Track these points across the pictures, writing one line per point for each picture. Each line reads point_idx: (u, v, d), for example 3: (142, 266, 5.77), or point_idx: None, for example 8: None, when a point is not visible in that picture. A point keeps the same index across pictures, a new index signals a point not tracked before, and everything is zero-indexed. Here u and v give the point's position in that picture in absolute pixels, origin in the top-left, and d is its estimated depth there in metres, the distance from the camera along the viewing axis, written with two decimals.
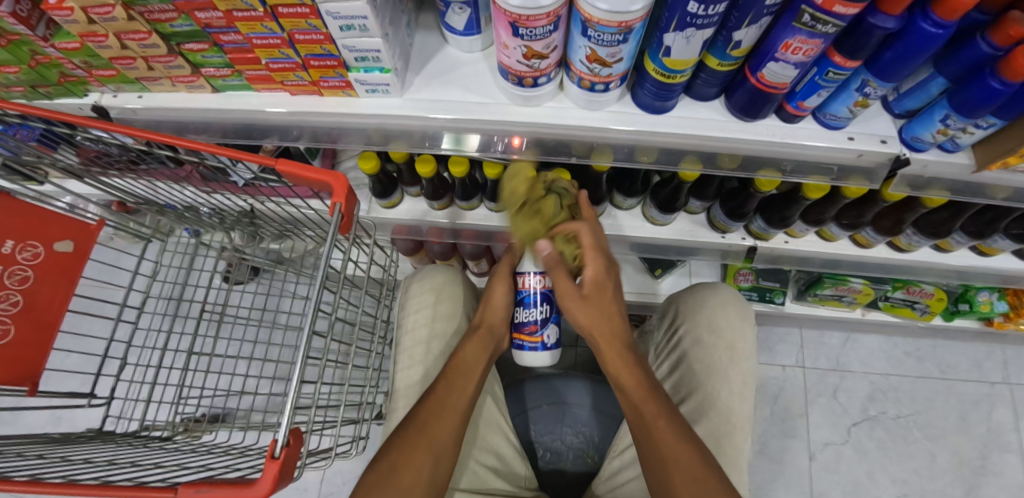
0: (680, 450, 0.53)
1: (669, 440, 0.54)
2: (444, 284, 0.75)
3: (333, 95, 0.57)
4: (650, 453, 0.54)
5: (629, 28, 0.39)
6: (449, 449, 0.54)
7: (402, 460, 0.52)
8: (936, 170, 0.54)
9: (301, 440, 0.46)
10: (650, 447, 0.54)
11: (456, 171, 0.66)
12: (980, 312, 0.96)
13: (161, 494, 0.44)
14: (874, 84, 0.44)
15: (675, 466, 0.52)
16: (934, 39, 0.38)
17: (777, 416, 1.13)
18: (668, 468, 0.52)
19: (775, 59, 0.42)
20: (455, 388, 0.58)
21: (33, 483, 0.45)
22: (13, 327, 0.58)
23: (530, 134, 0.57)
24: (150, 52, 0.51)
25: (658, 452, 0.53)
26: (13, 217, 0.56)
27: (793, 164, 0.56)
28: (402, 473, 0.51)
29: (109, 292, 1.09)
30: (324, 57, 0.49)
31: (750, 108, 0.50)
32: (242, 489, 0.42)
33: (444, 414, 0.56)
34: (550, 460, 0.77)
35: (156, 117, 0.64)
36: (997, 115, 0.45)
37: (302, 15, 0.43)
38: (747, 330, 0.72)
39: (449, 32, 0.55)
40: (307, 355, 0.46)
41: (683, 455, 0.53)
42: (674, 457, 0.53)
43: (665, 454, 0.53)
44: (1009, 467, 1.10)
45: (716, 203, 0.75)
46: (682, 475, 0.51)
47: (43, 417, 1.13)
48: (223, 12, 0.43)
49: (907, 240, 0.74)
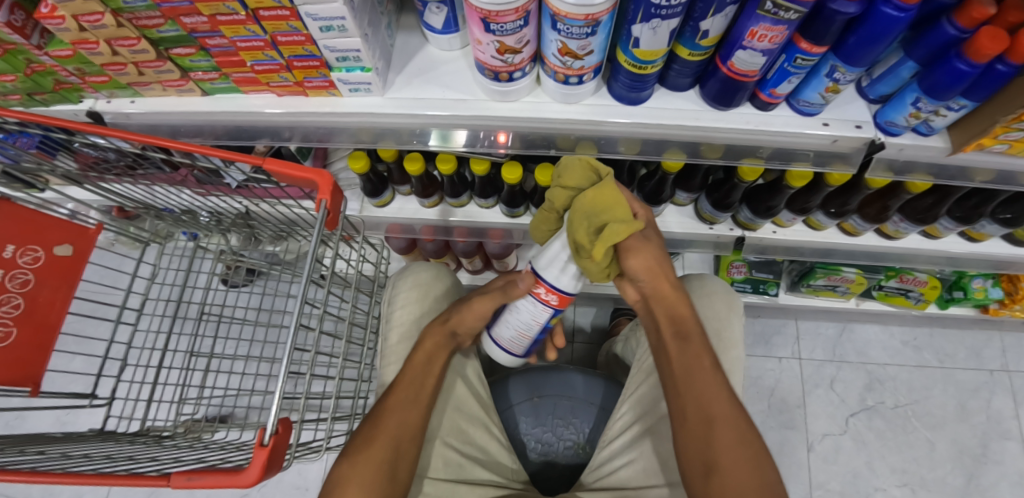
0: (731, 413, 0.52)
1: (721, 400, 0.53)
2: (430, 281, 0.76)
3: (318, 95, 0.58)
4: (696, 407, 0.53)
5: (596, 21, 0.40)
6: (408, 441, 0.56)
7: (363, 454, 0.52)
8: (912, 154, 0.55)
9: (290, 429, 0.47)
10: (699, 402, 0.53)
11: (444, 168, 0.68)
12: (975, 298, 0.96)
13: (154, 482, 0.46)
14: (843, 70, 0.45)
15: (720, 409, 0.52)
16: (896, 22, 0.38)
17: (774, 408, 1.13)
18: (715, 426, 0.51)
19: (742, 47, 0.43)
20: (416, 387, 0.60)
21: (36, 473, 0.48)
22: (15, 329, 0.59)
23: (513, 129, 0.58)
24: (139, 57, 0.53)
25: (706, 407, 0.52)
26: (12, 222, 0.58)
27: (771, 151, 0.57)
28: (360, 469, 0.51)
29: (112, 296, 1.12)
30: (306, 57, 0.50)
31: (723, 97, 0.51)
32: (231, 477, 0.44)
33: (407, 405, 0.58)
34: (540, 450, 0.78)
35: (149, 121, 0.66)
36: (967, 96, 0.45)
37: (283, 17, 0.45)
38: (733, 319, 0.72)
39: (428, 31, 0.56)
40: (294, 347, 0.47)
41: (734, 421, 0.51)
42: (718, 403, 0.52)
43: (715, 412, 0.52)
44: (1010, 455, 1.10)
45: (702, 194, 0.76)
46: (729, 436, 0.50)
47: (51, 419, 1.15)
48: (207, 16, 0.45)
49: (895, 227, 0.75)
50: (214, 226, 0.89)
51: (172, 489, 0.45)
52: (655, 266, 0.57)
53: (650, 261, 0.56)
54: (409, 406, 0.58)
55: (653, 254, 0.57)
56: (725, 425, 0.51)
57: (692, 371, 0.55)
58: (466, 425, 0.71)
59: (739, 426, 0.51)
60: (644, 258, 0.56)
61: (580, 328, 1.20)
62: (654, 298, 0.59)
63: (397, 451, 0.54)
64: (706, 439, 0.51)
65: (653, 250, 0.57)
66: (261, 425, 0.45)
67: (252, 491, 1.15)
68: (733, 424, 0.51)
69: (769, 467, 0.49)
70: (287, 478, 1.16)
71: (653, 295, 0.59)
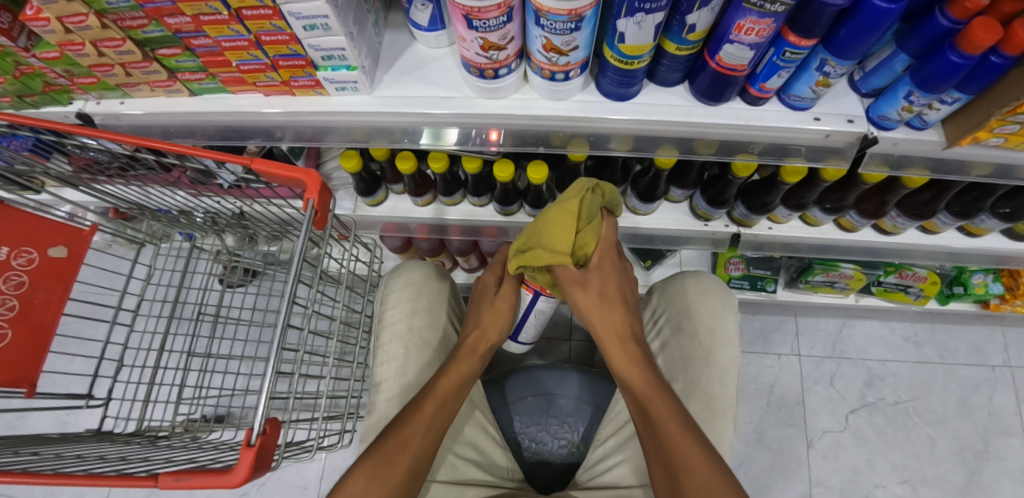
0: (692, 453, 0.52)
1: (683, 445, 0.53)
2: (423, 280, 0.76)
3: (305, 94, 0.58)
4: (657, 455, 0.54)
5: (580, 16, 0.39)
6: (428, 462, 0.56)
7: (384, 464, 0.53)
8: (906, 148, 0.54)
9: (278, 430, 0.47)
10: (659, 452, 0.54)
11: (436, 166, 0.67)
12: (975, 294, 0.95)
13: (142, 484, 0.46)
14: (832, 63, 0.44)
15: (678, 450, 0.53)
16: (887, 14, 0.37)
17: (773, 405, 1.13)
18: (676, 472, 0.51)
19: (730, 41, 0.43)
20: (444, 408, 0.59)
21: (26, 475, 0.48)
22: (10, 331, 0.59)
23: (504, 126, 0.57)
24: (126, 59, 0.52)
25: (665, 452, 0.53)
26: (8, 224, 0.58)
27: (763, 146, 0.57)
28: (380, 481, 0.51)
29: (110, 297, 1.12)
30: (291, 56, 0.50)
31: (713, 92, 0.50)
32: (218, 477, 0.43)
33: (431, 431, 0.57)
34: (534, 449, 0.77)
35: (139, 122, 0.66)
36: (961, 89, 0.44)
37: (265, 16, 0.44)
38: (728, 317, 0.71)
39: (415, 29, 0.56)
40: (281, 347, 0.47)
41: (699, 463, 0.51)
42: (676, 445, 0.53)
43: (674, 457, 0.53)
44: (1012, 451, 1.09)
45: (697, 191, 0.75)
46: (692, 479, 0.50)
47: (52, 420, 1.16)
48: (190, 17, 0.44)
49: (892, 222, 0.74)
50: (210, 226, 0.89)
51: (159, 490, 0.45)
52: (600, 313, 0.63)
53: (591, 299, 0.62)
54: (434, 431, 0.57)
55: (592, 297, 0.62)
56: (686, 469, 0.51)
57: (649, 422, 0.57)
58: (462, 424, 0.70)
59: (702, 466, 0.51)
60: (586, 300, 0.62)
61: (578, 326, 1.20)
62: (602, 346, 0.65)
63: (414, 473, 0.54)
64: (672, 487, 0.51)
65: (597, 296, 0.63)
66: (248, 426, 0.45)
67: (251, 490, 1.16)
68: (699, 467, 0.51)
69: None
70: (286, 477, 1.17)
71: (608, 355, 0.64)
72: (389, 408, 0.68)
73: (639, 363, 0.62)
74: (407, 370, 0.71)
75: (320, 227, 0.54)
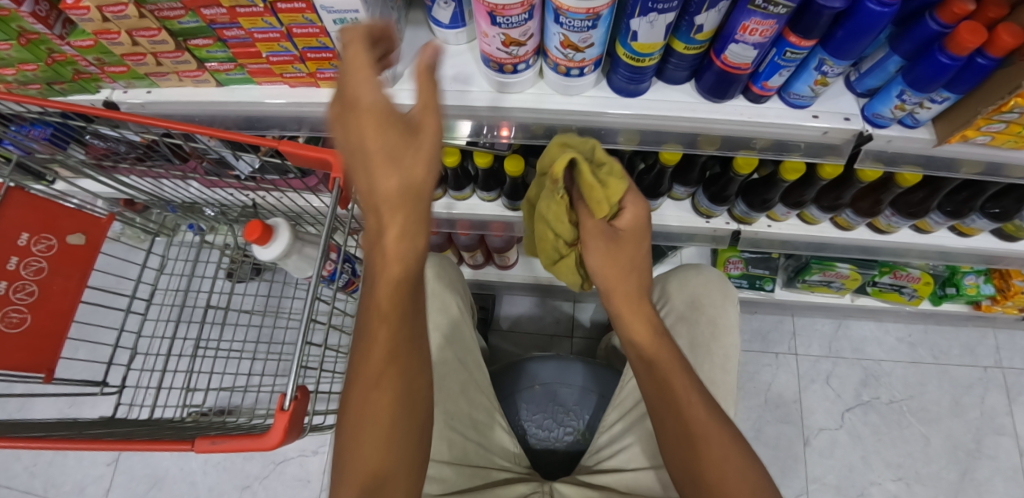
0: (714, 430, 0.53)
1: (706, 421, 0.54)
2: (435, 269, 0.79)
3: (329, 86, 0.61)
4: (678, 426, 0.54)
5: (597, 15, 0.42)
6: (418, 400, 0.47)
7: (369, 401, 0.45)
8: (899, 145, 0.57)
9: (308, 397, 0.49)
10: (681, 422, 0.54)
11: (449, 161, 0.70)
12: (967, 294, 0.99)
13: (178, 446, 0.48)
14: (830, 63, 0.47)
15: (703, 429, 0.53)
16: (880, 17, 0.40)
17: (771, 403, 1.15)
18: (699, 445, 0.52)
19: (735, 41, 0.45)
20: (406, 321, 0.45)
21: (57, 440, 0.49)
22: (30, 316, 0.58)
23: (516, 120, 0.60)
24: (159, 48, 0.55)
25: (688, 427, 0.54)
26: (23, 210, 0.57)
27: (765, 142, 0.59)
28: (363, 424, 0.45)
29: (120, 286, 1.14)
30: (320, 49, 0.53)
31: (718, 90, 0.53)
32: (254, 440, 0.46)
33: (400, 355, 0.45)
34: (541, 436, 0.80)
35: (163, 111, 0.68)
36: (949, 89, 0.48)
37: (299, 9, 0.47)
38: (730, 307, 0.74)
39: (436, 26, 0.59)
40: (312, 319, 0.49)
41: (719, 436, 0.53)
42: (700, 422, 0.54)
43: (697, 431, 0.53)
44: (1003, 451, 1.11)
45: (699, 189, 0.78)
46: (713, 453, 0.52)
47: (57, 408, 1.17)
48: (227, 8, 0.47)
49: (887, 221, 0.77)
50: (220, 217, 0.90)
51: (196, 453, 0.47)
52: (615, 278, 0.59)
53: (617, 266, 0.58)
54: (403, 357, 0.46)
55: (620, 261, 0.58)
56: (714, 450, 0.52)
57: (664, 390, 0.56)
58: (472, 407, 0.72)
59: (723, 438, 0.53)
60: (608, 259, 0.58)
61: (579, 323, 1.23)
62: (619, 315, 0.60)
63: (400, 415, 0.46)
64: (692, 458, 0.52)
65: (618, 252, 0.58)
66: (280, 391, 0.46)
67: (254, 483, 1.17)
68: (721, 436, 0.53)
69: (755, 480, 0.51)
70: (289, 470, 1.18)
71: (616, 314, 0.61)
72: None
73: (653, 327, 0.59)
74: None
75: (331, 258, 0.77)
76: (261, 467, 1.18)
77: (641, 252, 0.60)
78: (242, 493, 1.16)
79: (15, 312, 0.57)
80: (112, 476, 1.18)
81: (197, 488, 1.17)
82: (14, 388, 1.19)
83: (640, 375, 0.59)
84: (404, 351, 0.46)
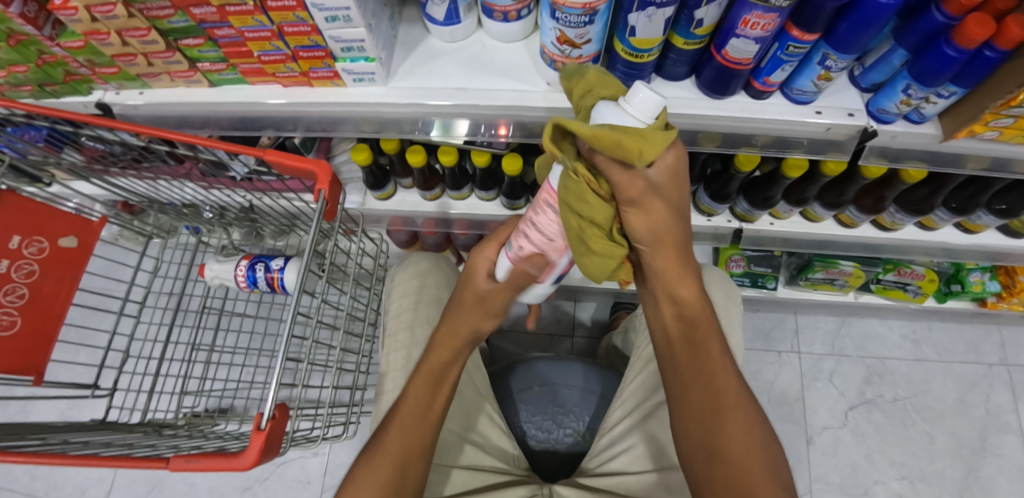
0: (743, 407, 0.49)
1: (735, 394, 0.50)
2: (429, 271, 0.78)
3: (322, 85, 0.60)
4: (702, 396, 0.51)
5: (593, 10, 0.41)
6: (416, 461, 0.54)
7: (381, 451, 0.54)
8: (905, 141, 0.56)
9: (287, 414, 0.48)
10: (708, 391, 0.50)
11: (445, 160, 0.68)
12: (972, 291, 0.97)
13: (154, 465, 0.47)
14: (834, 57, 0.46)
15: (732, 400, 0.49)
16: (885, 9, 0.39)
17: (773, 402, 1.14)
18: (723, 417, 0.49)
19: (736, 35, 0.44)
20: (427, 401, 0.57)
21: (39, 455, 0.48)
22: (20, 318, 0.57)
23: (513, 118, 0.59)
24: (149, 48, 0.54)
25: (715, 396, 0.50)
26: (13, 213, 0.56)
27: (767, 139, 0.58)
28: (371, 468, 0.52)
29: (118, 288, 1.14)
30: (312, 47, 0.52)
31: (718, 85, 0.52)
32: (229, 460, 0.44)
33: (415, 422, 0.55)
34: (540, 438, 0.79)
35: (157, 112, 0.67)
36: (956, 83, 0.46)
37: (289, 8, 0.46)
38: (732, 308, 0.73)
39: (431, 23, 0.58)
40: (292, 334, 0.48)
41: (746, 410, 0.49)
42: (730, 394, 0.50)
43: (725, 404, 0.49)
44: (1009, 448, 1.10)
45: (700, 186, 0.77)
46: (736, 429, 0.48)
47: (56, 411, 1.17)
48: (216, 7, 0.46)
49: (891, 218, 0.75)
50: (216, 220, 0.88)
51: (171, 472, 0.46)
52: (664, 230, 0.45)
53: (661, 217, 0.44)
54: (418, 425, 0.55)
55: (661, 215, 0.43)
56: (737, 425, 0.48)
57: (698, 356, 0.53)
58: (470, 413, 0.72)
59: (750, 417, 0.49)
60: (652, 220, 0.44)
61: (580, 323, 1.23)
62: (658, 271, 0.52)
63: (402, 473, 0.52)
64: (713, 430, 0.49)
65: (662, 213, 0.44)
66: (257, 410, 0.46)
67: (255, 484, 1.17)
68: (748, 411, 0.49)
69: (776, 460, 0.47)
70: (289, 471, 1.18)
71: (658, 265, 0.50)
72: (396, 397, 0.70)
73: (697, 288, 0.53)
74: (414, 359, 0.72)
75: (282, 289, 0.76)
76: (261, 469, 1.18)
77: (684, 193, 0.45)
78: (242, 495, 1.16)
79: (4, 315, 0.56)
80: (112, 479, 1.18)
81: (198, 489, 1.17)
82: (14, 391, 1.19)
83: (673, 332, 0.55)
84: (415, 429, 0.55)
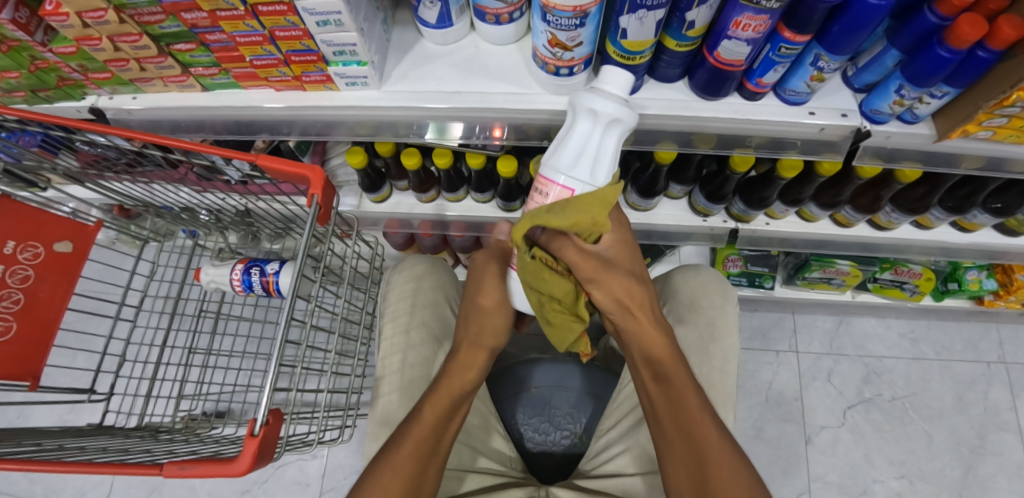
0: (726, 455, 0.51)
1: (716, 442, 0.52)
2: (424, 274, 0.78)
3: (315, 89, 0.60)
4: (686, 446, 0.53)
5: (584, 12, 0.41)
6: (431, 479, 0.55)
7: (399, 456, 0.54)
8: (899, 141, 0.56)
9: (281, 420, 0.48)
10: (690, 442, 0.53)
11: (441, 163, 0.68)
12: (970, 290, 0.97)
13: (148, 471, 0.47)
14: (826, 58, 0.46)
15: (713, 448, 0.52)
16: (877, 10, 0.39)
17: (772, 401, 1.14)
18: (708, 467, 0.51)
19: (728, 37, 0.44)
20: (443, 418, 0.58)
21: (32, 462, 0.48)
22: (15, 323, 0.57)
23: (507, 121, 0.59)
24: (141, 53, 0.54)
25: (696, 447, 0.52)
26: (11, 219, 0.56)
27: (762, 140, 0.58)
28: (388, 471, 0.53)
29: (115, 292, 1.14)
30: (304, 52, 0.52)
31: (712, 87, 0.52)
32: (222, 466, 0.44)
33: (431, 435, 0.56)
34: (538, 441, 0.79)
35: (151, 117, 0.67)
36: (950, 83, 0.46)
37: (280, 12, 0.46)
38: (728, 309, 0.73)
39: (423, 26, 0.58)
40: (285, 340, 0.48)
41: (727, 457, 0.51)
42: (709, 442, 0.52)
43: (707, 453, 0.52)
44: (1007, 446, 1.10)
45: (696, 187, 0.77)
46: (722, 476, 0.50)
47: (55, 416, 1.17)
48: (207, 12, 0.46)
49: (886, 218, 0.75)
50: (213, 224, 0.88)
51: (164, 478, 0.45)
52: (626, 295, 0.53)
53: (624, 285, 0.52)
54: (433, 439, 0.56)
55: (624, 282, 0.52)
56: (722, 474, 0.50)
57: (675, 407, 0.55)
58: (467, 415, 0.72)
59: (734, 463, 0.51)
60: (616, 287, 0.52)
61: None
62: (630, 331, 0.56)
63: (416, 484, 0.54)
64: (699, 480, 0.51)
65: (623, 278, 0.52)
66: (250, 416, 0.46)
67: (254, 487, 1.17)
68: (730, 459, 0.51)
69: None
70: (288, 474, 1.18)
71: (632, 328, 0.56)
72: (391, 401, 0.70)
73: (668, 342, 0.56)
74: (409, 363, 0.72)
75: (277, 293, 0.75)
76: (260, 472, 1.18)
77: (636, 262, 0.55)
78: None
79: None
80: (111, 483, 1.18)
81: (196, 492, 1.17)
82: (13, 395, 1.19)
83: (652, 390, 0.57)
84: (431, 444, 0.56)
